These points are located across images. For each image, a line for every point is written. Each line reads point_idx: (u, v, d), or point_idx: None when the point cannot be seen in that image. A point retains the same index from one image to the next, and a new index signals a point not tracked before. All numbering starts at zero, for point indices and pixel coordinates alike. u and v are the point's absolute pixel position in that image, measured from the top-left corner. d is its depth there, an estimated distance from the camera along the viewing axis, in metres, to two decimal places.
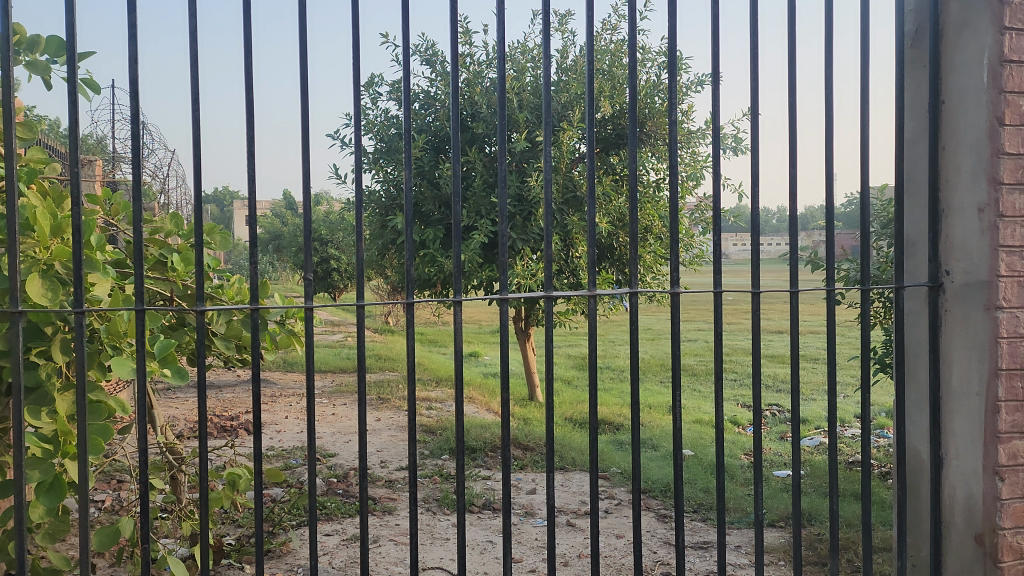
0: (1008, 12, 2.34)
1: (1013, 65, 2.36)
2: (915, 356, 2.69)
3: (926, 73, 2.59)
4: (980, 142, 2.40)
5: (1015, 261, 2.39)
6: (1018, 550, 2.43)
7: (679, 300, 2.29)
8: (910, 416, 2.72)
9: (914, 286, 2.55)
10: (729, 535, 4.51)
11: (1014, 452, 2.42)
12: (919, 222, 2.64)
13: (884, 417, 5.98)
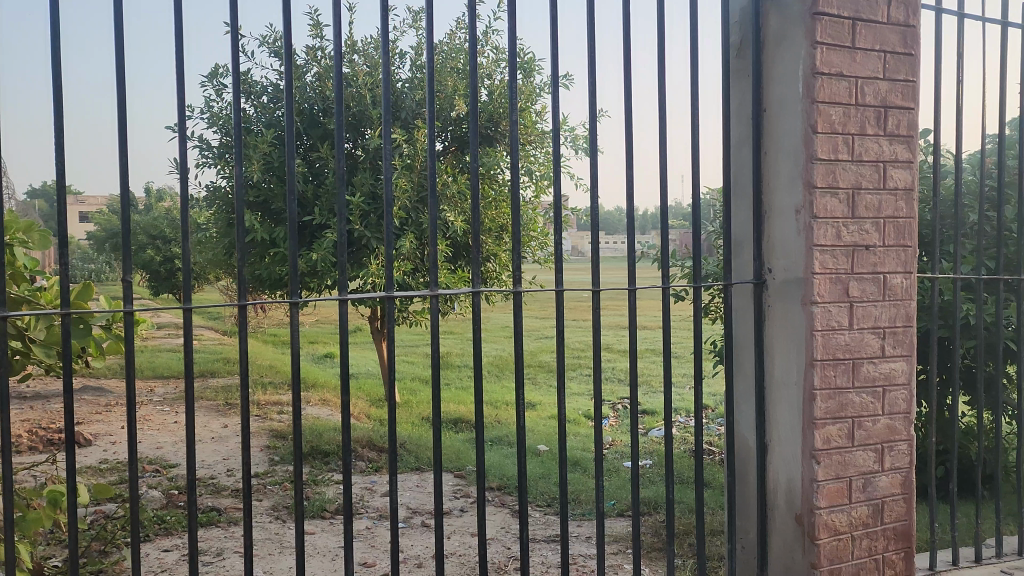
0: (819, 27, 2.52)
1: (825, 77, 2.54)
2: (742, 349, 2.86)
3: (749, 82, 2.75)
4: (797, 147, 2.58)
5: (827, 259, 2.57)
6: (833, 528, 2.60)
7: (520, 299, 2.34)
8: (738, 405, 2.89)
9: (740, 282, 2.71)
10: (570, 526, 4.64)
11: (828, 437, 2.59)
12: (744, 222, 2.81)
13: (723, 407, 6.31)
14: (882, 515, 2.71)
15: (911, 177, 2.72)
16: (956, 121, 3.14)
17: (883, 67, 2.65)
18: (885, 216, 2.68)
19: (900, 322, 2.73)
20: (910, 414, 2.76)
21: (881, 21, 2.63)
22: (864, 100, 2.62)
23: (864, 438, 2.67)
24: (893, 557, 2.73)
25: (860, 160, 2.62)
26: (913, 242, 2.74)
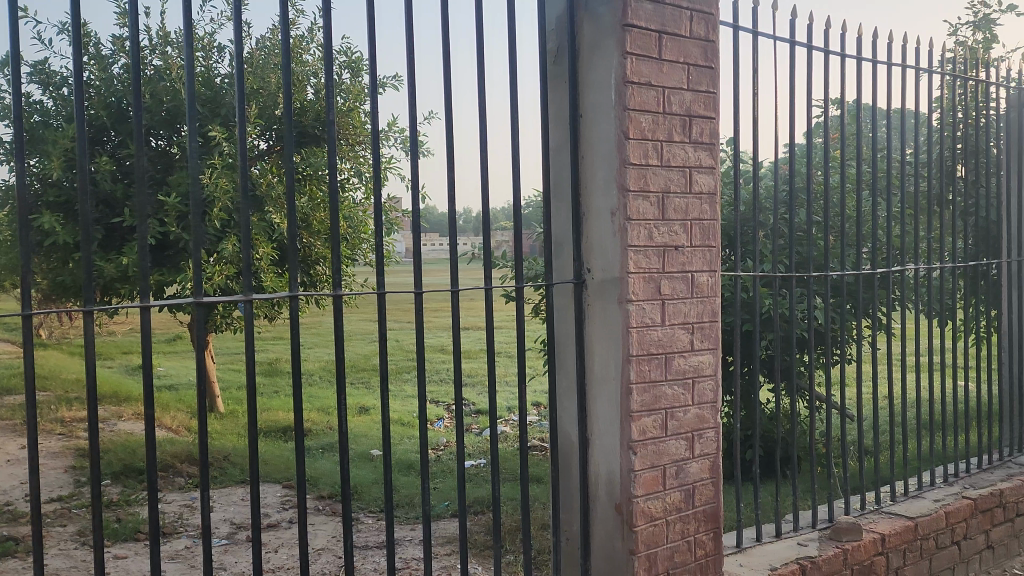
0: (629, 38, 2.65)
1: (635, 86, 2.67)
2: (563, 347, 2.94)
3: (566, 88, 2.85)
4: (611, 152, 2.69)
5: (640, 259, 2.70)
6: (649, 514, 2.74)
7: (341, 303, 2.30)
8: (561, 401, 2.97)
9: (561, 282, 2.80)
10: (395, 530, 4.59)
11: (643, 428, 2.72)
12: (563, 224, 2.90)
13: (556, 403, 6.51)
14: (693, 499, 2.88)
15: (714, 182, 2.91)
16: (754, 129, 3.38)
17: (687, 79, 2.82)
18: (692, 218, 2.85)
19: (707, 318, 2.92)
20: (717, 403, 2.95)
21: (685, 35, 2.79)
22: (671, 109, 2.77)
23: (677, 428, 2.83)
24: (704, 537, 2.91)
25: (668, 165, 2.77)
26: (717, 243, 2.93)
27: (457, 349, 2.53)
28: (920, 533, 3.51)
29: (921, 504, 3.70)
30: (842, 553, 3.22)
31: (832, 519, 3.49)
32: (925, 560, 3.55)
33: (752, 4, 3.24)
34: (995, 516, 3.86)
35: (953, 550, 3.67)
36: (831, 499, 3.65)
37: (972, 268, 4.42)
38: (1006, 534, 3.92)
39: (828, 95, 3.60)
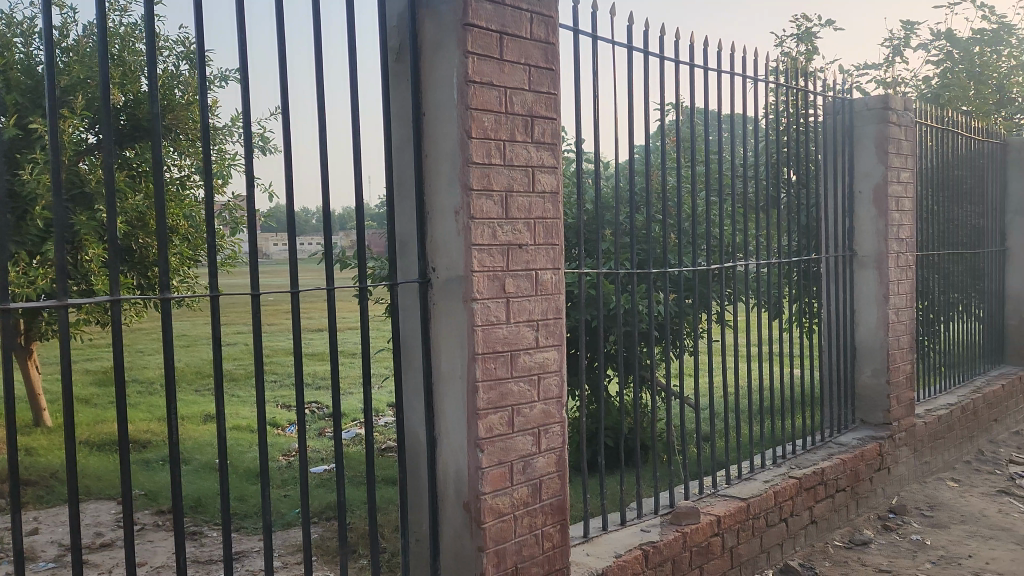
0: (470, 37, 2.66)
1: (477, 85, 2.68)
2: (409, 347, 2.92)
3: (408, 85, 2.83)
4: (454, 151, 2.70)
5: (485, 257, 2.72)
6: (496, 510, 2.76)
7: (168, 307, 2.18)
8: (407, 401, 2.96)
9: (406, 282, 2.78)
10: (241, 542, 4.39)
11: (490, 426, 2.74)
12: (407, 223, 2.88)
13: None
14: (541, 493, 2.93)
15: (557, 182, 2.97)
16: (592, 130, 3.47)
17: (529, 80, 2.86)
18: (535, 216, 2.89)
19: (551, 315, 2.97)
20: (562, 398, 3.02)
21: (526, 37, 2.83)
22: (513, 109, 2.80)
23: (523, 424, 2.87)
24: (551, 530, 2.97)
25: (511, 164, 2.80)
26: (560, 241, 2.99)
27: (297, 352, 2.46)
28: (752, 513, 3.74)
29: (752, 485, 3.94)
30: (681, 536, 3.38)
31: (672, 505, 3.65)
32: (756, 537, 3.78)
33: (591, 8, 3.33)
34: (818, 493, 4.16)
35: (781, 527, 3.92)
36: (671, 485, 3.81)
37: (799, 263, 4.71)
38: (827, 508, 4.24)
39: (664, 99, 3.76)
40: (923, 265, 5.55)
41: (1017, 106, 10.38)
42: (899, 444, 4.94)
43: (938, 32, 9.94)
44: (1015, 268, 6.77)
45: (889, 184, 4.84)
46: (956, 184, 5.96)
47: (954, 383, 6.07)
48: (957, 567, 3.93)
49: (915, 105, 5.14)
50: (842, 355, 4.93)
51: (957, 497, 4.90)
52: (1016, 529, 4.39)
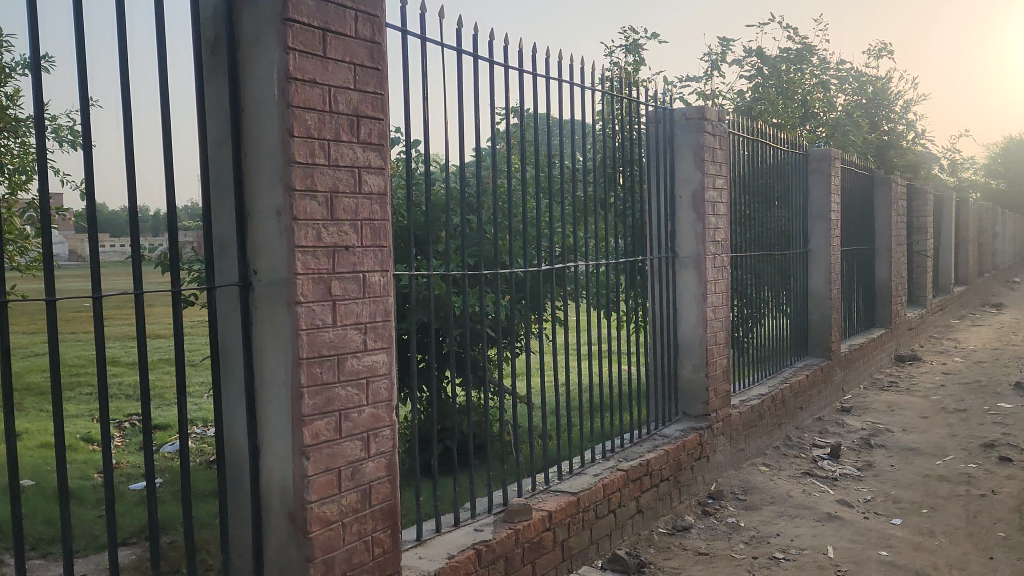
0: (291, 33, 2.58)
1: (298, 82, 2.61)
2: (229, 352, 2.81)
3: (225, 80, 2.72)
4: (275, 150, 2.61)
5: (309, 260, 2.65)
6: (324, 519, 2.70)
7: None
8: (228, 410, 2.84)
9: (224, 285, 2.67)
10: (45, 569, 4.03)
11: (316, 432, 2.67)
12: (225, 223, 2.77)
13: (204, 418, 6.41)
14: (370, 498, 2.89)
15: (383, 183, 2.93)
16: (423, 133, 3.45)
17: (353, 78, 2.81)
18: (362, 218, 2.84)
19: (379, 317, 2.93)
20: (391, 402, 2.99)
21: (349, 35, 2.78)
22: (337, 108, 2.75)
23: (351, 429, 2.81)
24: (381, 535, 2.93)
25: (336, 165, 2.74)
26: (388, 243, 2.95)
27: (101, 360, 2.29)
28: (582, 506, 3.86)
29: (582, 480, 4.06)
30: (513, 533, 3.43)
31: (506, 502, 3.70)
32: (586, 530, 3.90)
33: (420, 11, 3.33)
34: (643, 483, 4.36)
35: (610, 518, 4.08)
36: (504, 483, 3.87)
37: (627, 264, 4.91)
38: (652, 497, 4.45)
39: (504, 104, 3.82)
40: (737, 265, 5.94)
41: (818, 120, 11.39)
42: (717, 433, 5.27)
43: (750, 49, 10.73)
44: (817, 268, 7.40)
45: (706, 190, 5.15)
46: (766, 191, 6.43)
47: (765, 375, 6.54)
48: (767, 545, 4.24)
49: (727, 117, 5.51)
50: (665, 352, 5.19)
51: (767, 481, 5.29)
52: (817, 507, 4.80)
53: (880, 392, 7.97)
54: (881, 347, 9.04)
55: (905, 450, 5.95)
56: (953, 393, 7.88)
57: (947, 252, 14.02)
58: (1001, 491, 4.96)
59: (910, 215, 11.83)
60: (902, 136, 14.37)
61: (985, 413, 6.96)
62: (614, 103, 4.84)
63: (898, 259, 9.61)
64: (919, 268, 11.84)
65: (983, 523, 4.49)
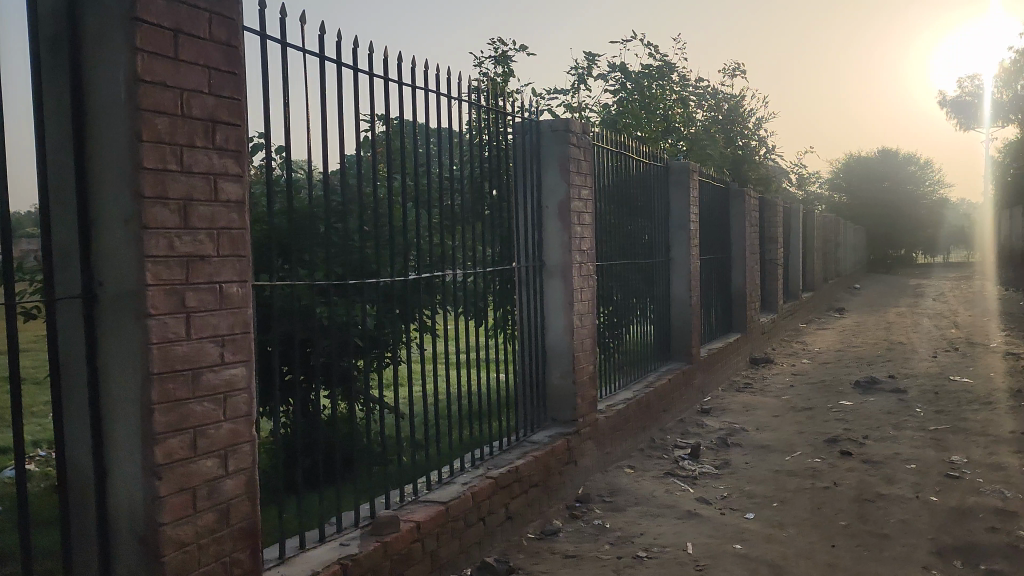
0: (140, 33, 2.47)
1: (148, 85, 2.49)
2: (73, 370, 2.64)
3: (66, 80, 2.57)
4: (123, 154, 2.49)
5: (161, 270, 2.53)
6: (177, 542, 2.58)
7: None
8: (71, 431, 2.67)
9: (66, 298, 2.52)
10: None
11: (169, 451, 2.55)
12: (67, 232, 2.61)
13: (48, 439, 5.98)
14: (229, 518, 2.78)
15: (242, 191, 2.83)
16: (285, 141, 3.36)
17: (208, 82, 2.70)
18: (219, 227, 2.73)
19: (239, 329, 2.82)
20: (251, 417, 2.88)
21: (204, 37, 2.68)
22: (192, 113, 2.64)
23: (208, 446, 2.69)
24: (240, 556, 2.83)
25: (190, 171, 2.63)
26: (247, 252, 2.85)
27: None
28: (451, 515, 3.86)
29: (452, 489, 4.06)
30: (382, 546, 3.38)
31: (373, 515, 3.65)
32: (456, 539, 3.90)
33: (280, 14, 3.25)
34: (512, 490, 4.41)
35: (480, 526, 4.09)
36: (371, 495, 3.82)
37: (495, 273, 4.97)
38: (522, 504, 4.50)
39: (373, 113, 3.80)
40: (603, 274, 6.11)
41: (679, 134, 11.92)
42: (584, 438, 5.39)
43: (614, 64, 11.10)
44: (678, 275, 7.72)
45: (571, 201, 5.29)
46: (630, 201, 6.66)
47: (630, 380, 6.75)
48: (630, 545, 4.38)
49: (591, 130, 5.67)
50: (534, 359, 5.28)
51: (632, 482, 5.46)
52: (678, 505, 5.00)
53: (736, 394, 8.40)
54: (737, 350, 9.52)
55: (758, 447, 6.30)
56: (801, 392, 8.41)
57: (796, 260, 14.97)
58: (842, 483, 5.33)
59: (762, 225, 12.56)
60: (755, 151, 15.24)
61: (829, 410, 7.47)
62: (483, 114, 4.88)
63: (751, 267, 10.17)
64: (770, 275, 12.58)
65: (827, 513, 4.81)
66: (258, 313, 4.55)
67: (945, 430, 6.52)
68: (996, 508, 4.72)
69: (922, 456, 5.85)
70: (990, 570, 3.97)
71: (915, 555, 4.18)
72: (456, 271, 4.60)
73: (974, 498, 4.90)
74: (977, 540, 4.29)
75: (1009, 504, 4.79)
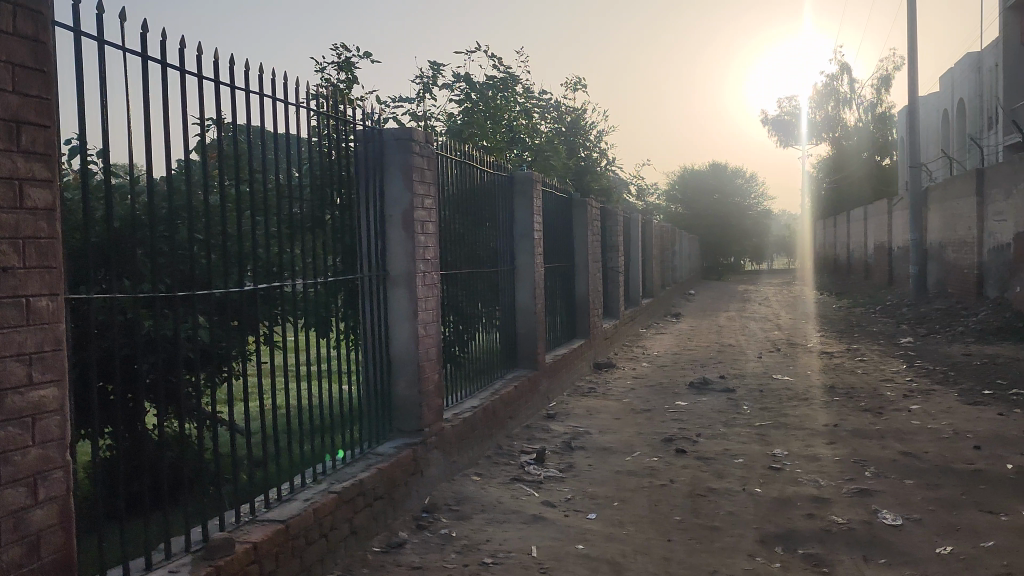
0: None
1: None
2: None
3: None
4: None
5: None
6: None
7: None
8: None
9: None
10: None
11: None
12: None
13: None
14: (38, 551, 2.56)
15: (51, 199, 2.62)
16: (103, 145, 3.14)
17: (13, 80, 2.49)
18: (25, 237, 2.52)
19: (49, 347, 2.61)
20: (64, 440, 2.66)
21: (8, 32, 2.47)
22: None
23: (13, 473, 2.47)
24: None
25: None
26: (58, 264, 2.65)
27: None
28: (291, 534, 3.74)
29: (292, 506, 3.93)
30: (215, 570, 3.22)
31: (206, 538, 3.48)
32: (296, 557, 3.78)
33: (98, 11, 3.04)
34: (356, 503, 4.33)
35: (321, 543, 3.98)
36: (204, 517, 3.64)
37: (340, 283, 4.87)
38: (366, 517, 4.42)
39: (203, 117, 3.63)
40: (449, 283, 6.13)
41: (524, 145, 12.15)
42: (430, 448, 5.37)
43: (459, 75, 11.21)
44: (522, 284, 7.86)
45: (414, 211, 5.28)
46: (475, 212, 6.72)
47: (477, 389, 6.80)
48: (476, 552, 4.41)
49: (434, 139, 5.68)
50: (379, 369, 5.21)
51: (478, 490, 5.50)
52: (523, 510, 5.09)
53: (580, 398, 8.65)
54: (581, 356, 9.80)
55: (600, 450, 6.51)
56: (640, 395, 8.77)
57: (635, 268, 15.64)
58: (677, 480, 5.61)
59: (605, 234, 13.04)
60: (596, 162, 15.80)
61: (666, 412, 7.83)
62: (326, 121, 4.76)
63: (594, 275, 10.53)
64: (612, 282, 13.07)
65: (663, 510, 5.04)
66: (77, 327, 4.23)
67: (769, 426, 6.99)
68: (812, 496, 5.12)
69: (748, 450, 6.25)
70: (807, 554, 4.29)
71: (741, 544, 4.45)
72: (299, 281, 4.48)
73: (793, 488, 5.29)
74: (796, 527, 4.63)
75: (823, 492, 5.20)
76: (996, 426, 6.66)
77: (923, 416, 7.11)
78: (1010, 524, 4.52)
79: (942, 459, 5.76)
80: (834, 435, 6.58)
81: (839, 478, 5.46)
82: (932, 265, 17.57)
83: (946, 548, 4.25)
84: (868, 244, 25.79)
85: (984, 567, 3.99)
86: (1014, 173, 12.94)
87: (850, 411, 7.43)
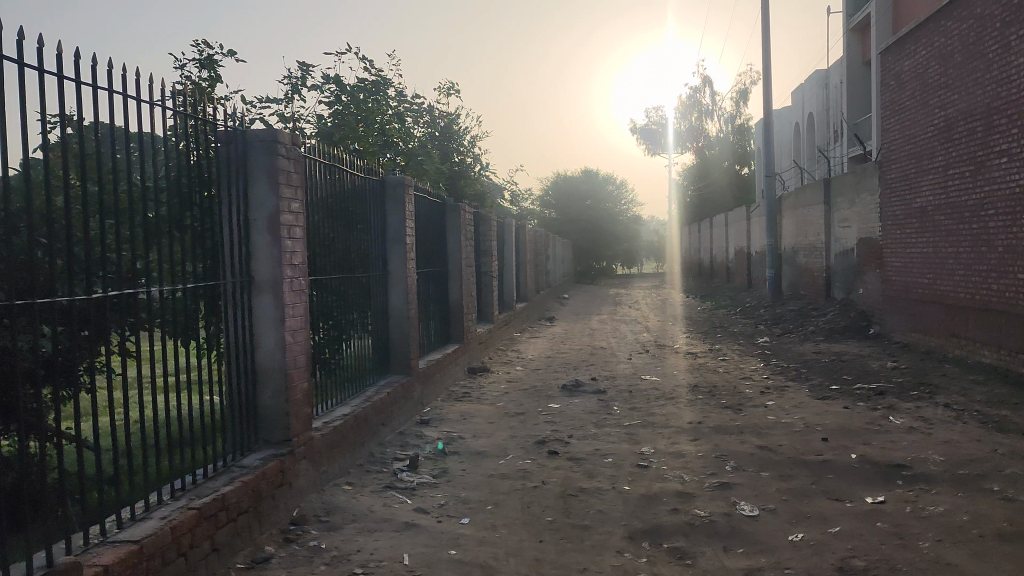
0: None
1: None
2: None
3: None
4: None
5: None
6: None
7: None
8: None
9: None
10: None
11: None
12: None
13: None
14: None
15: None
16: None
17: None
18: None
19: None
20: None
21: None
22: None
23: None
24: None
25: None
26: None
27: None
28: (146, 554, 3.54)
29: (147, 525, 3.73)
30: None
31: (50, 564, 3.24)
32: None
33: None
34: (218, 519, 4.15)
35: (180, 563, 3.79)
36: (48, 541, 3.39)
37: (203, 289, 4.65)
38: (229, 533, 4.25)
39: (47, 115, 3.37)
40: (318, 288, 5.99)
41: (396, 149, 12.05)
42: (298, 458, 5.22)
43: (328, 76, 11.00)
44: (395, 289, 7.78)
45: (281, 214, 5.13)
46: (346, 216, 6.60)
47: (347, 396, 6.66)
48: (346, 563, 4.33)
49: (301, 142, 5.54)
50: (243, 379, 5.02)
51: (350, 499, 5.40)
52: (395, 518, 5.03)
53: (454, 403, 8.65)
54: (455, 361, 9.80)
55: (474, 454, 6.53)
56: (514, 398, 8.87)
57: (509, 272, 15.82)
58: (549, 481, 5.70)
59: (478, 239, 13.11)
60: (469, 167, 15.87)
61: (539, 414, 7.95)
62: (187, 120, 4.55)
63: (468, 280, 10.56)
64: (487, 286, 13.16)
65: (535, 511, 5.11)
66: None
67: (636, 426, 7.21)
68: (676, 492, 5.31)
69: (618, 450, 6.42)
70: (672, 547, 4.45)
71: (610, 541, 4.57)
72: (156, 287, 4.25)
73: (659, 485, 5.48)
74: (662, 522, 4.79)
75: (686, 487, 5.41)
76: (841, 418, 7.15)
77: (778, 411, 7.54)
78: (854, 510, 4.85)
79: (794, 452, 6.12)
80: (698, 432, 6.87)
81: (702, 473, 5.70)
82: (786, 269, 18.67)
83: (798, 535, 4.51)
84: (729, 248, 27.13)
85: (831, 551, 4.26)
86: (856, 183, 13.94)
87: (712, 408, 7.78)
